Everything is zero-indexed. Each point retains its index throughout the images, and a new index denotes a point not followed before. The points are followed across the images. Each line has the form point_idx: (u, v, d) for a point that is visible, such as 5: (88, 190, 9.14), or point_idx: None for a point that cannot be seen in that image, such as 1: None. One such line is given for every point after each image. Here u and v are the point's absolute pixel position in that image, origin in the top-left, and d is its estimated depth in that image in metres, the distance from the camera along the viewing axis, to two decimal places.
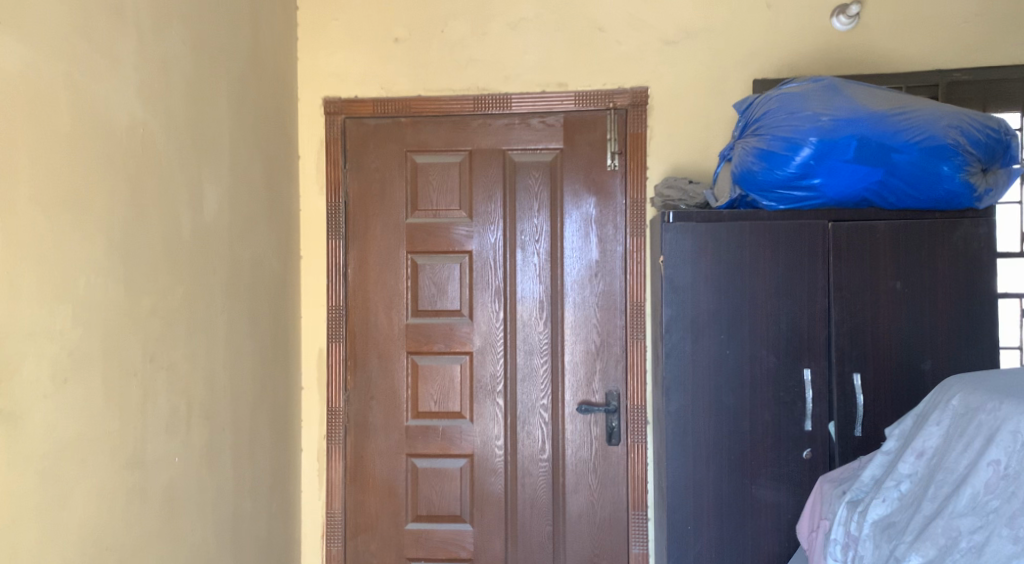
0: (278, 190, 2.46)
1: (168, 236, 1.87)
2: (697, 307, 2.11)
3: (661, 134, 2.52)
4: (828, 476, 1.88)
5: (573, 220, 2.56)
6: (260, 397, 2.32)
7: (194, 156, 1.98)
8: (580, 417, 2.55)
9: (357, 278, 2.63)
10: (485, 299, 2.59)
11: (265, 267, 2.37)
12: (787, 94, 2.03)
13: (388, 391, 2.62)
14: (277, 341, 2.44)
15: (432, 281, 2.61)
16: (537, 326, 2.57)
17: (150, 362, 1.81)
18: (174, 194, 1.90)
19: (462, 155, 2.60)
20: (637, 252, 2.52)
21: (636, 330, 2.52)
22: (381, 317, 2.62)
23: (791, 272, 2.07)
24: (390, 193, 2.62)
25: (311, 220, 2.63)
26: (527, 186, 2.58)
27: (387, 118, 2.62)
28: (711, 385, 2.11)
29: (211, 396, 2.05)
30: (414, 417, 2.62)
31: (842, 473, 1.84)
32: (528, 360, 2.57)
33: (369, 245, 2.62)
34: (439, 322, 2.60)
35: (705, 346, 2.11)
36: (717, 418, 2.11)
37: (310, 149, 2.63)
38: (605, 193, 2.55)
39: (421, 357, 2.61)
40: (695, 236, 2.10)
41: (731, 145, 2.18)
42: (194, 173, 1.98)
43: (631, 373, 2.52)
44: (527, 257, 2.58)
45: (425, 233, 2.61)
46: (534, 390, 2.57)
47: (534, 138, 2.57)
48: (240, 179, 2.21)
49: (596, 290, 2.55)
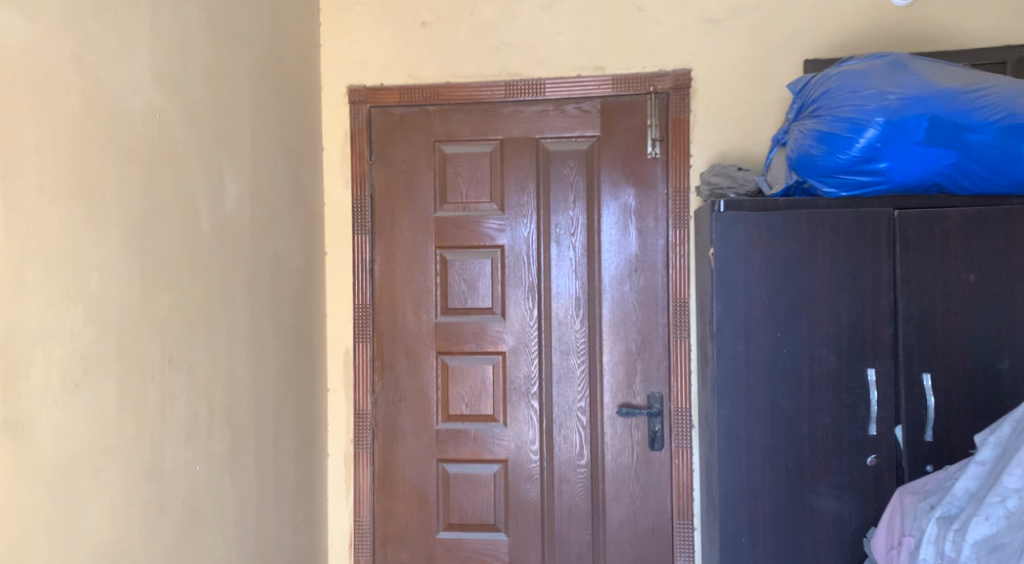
0: (301, 183, 2.34)
1: (187, 230, 1.75)
2: (749, 303, 1.97)
3: (705, 120, 2.37)
4: (907, 486, 1.73)
5: (611, 212, 2.42)
6: (284, 401, 2.20)
7: (214, 146, 1.86)
8: (620, 420, 2.41)
9: (383, 275, 2.50)
10: (519, 296, 2.45)
11: (289, 264, 2.24)
12: (849, 72, 1.89)
13: (417, 393, 2.49)
14: (301, 342, 2.32)
15: (462, 277, 2.48)
16: (574, 325, 2.43)
17: (169, 364, 1.69)
18: (193, 184, 1.77)
19: (493, 144, 2.47)
20: (680, 245, 2.37)
21: (680, 328, 2.37)
22: (409, 316, 2.49)
23: (853, 265, 1.92)
24: (418, 186, 2.49)
25: (336, 214, 2.51)
26: (562, 176, 2.44)
27: (414, 106, 2.49)
28: (766, 387, 1.97)
29: (233, 400, 1.93)
30: (444, 421, 2.48)
31: (925, 485, 1.69)
32: (565, 360, 2.44)
33: (395, 240, 2.49)
34: (470, 321, 2.47)
35: (758, 345, 1.97)
36: (772, 422, 1.97)
37: (334, 140, 2.50)
38: (645, 183, 2.40)
39: (451, 357, 2.48)
40: (746, 227, 1.96)
41: (786, 129, 2.04)
42: (214, 164, 1.85)
43: (674, 374, 2.37)
44: (563, 251, 2.44)
45: (454, 227, 2.47)
46: (571, 392, 2.43)
47: (570, 125, 2.43)
48: (262, 171, 2.09)
49: (636, 286, 2.41)
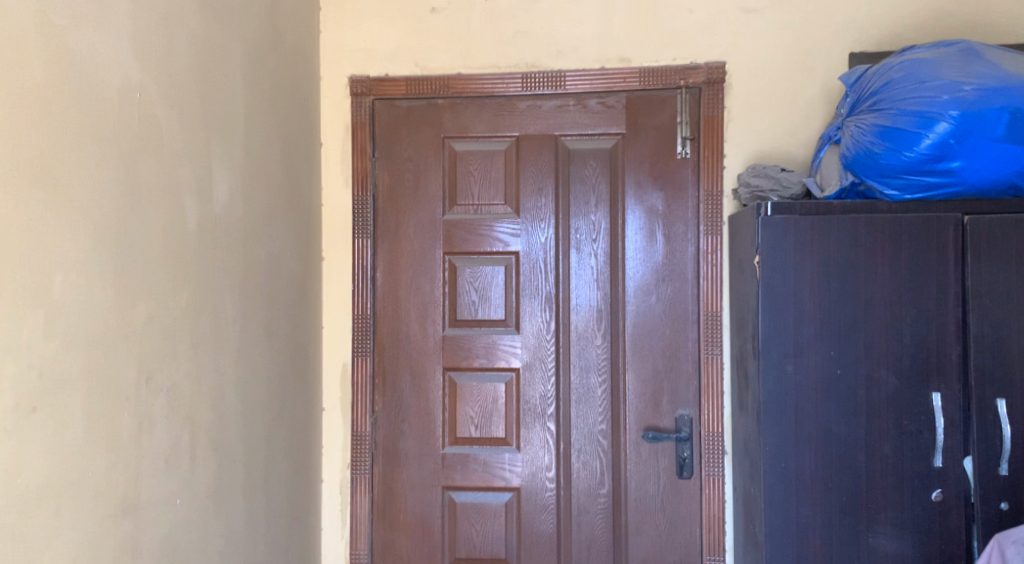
0: (299, 181, 2.12)
1: (172, 229, 1.53)
2: (801, 318, 1.77)
3: (740, 117, 2.18)
4: (1007, 532, 1.49)
5: (637, 217, 2.21)
6: (276, 423, 1.97)
7: (202, 134, 1.64)
8: (646, 445, 2.19)
9: (386, 284, 2.28)
10: (534, 308, 2.24)
11: (284, 270, 2.02)
12: (915, 61, 1.70)
13: (422, 413, 2.26)
14: (296, 356, 2.09)
15: (473, 286, 2.26)
16: (595, 340, 2.22)
17: (147, 383, 1.46)
18: (178, 177, 1.55)
19: (508, 141, 2.26)
20: (712, 253, 2.17)
21: (712, 345, 2.16)
22: (414, 329, 2.27)
23: (916, 276, 1.73)
24: (425, 186, 2.27)
25: (335, 217, 2.29)
26: (583, 177, 2.23)
27: (422, 99, 2.27)
28: (818, 412, 1.77)
29: (220, 423, 1.70)
30: (451, 444, 2.26)
31: None
32: (584, 378, 2.22)
33: (400, 245, 2.28)
34: (480, 334, 2.25)
35: (810, 364, 1.77)
36: (825, 451, 1.76)
37: (333, 135, 2.29)
38: (674, 186, 2.20)
39: (460, 374, 2.26)
40: (797, 233, 1.76)
41: (839, 126, 1.84)
42: (202, 154, 1.63)
43: (706, 395, 2.17)
44: (583, 260, 2.23)
45: (465, 232, 2.26)
46: (591, 414, 2.22)
47: (592, 122, 2.22)
48: (256, 164, 1.87)
49: (663, 297, 2.20)
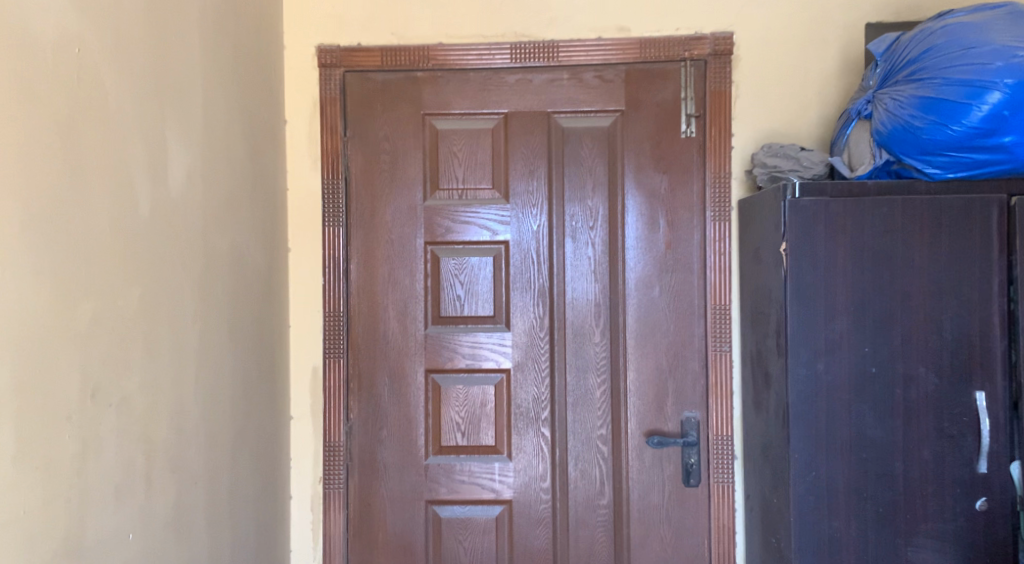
0: (262, 163, 1.89)
1: (122, 214, 1.29)
2: (832, 311, 1.60)
3: (748, 93, 2.00)
4: None
5: (638, 202, 2.02)
6: (242, 436, 1.74)
7: (155, 103, 1.39)
8: (649, 451, 2.01)
9: (360, 277, 2.05)
10: (526, 303, 2.04)
11: (248, 262, 1.78)
12: (958, 25, 1.54)
13: (403, 420, 2.05)
14: (262, 360, 1.86)
15: (457, 279, 2.05)
16: (593, 337, 2.03)
17: (92, 398, 1.21)
18: (128, 152, 1.30)
19: (495, 118, 2.05)
20: (719, 242, 1.99)
21: (720, 341, 1.99)
22: (392, 327, 2.05)
23: (959, 265, 1.57)
24: (403, 168, 2.05)
25: (302, 203, 2.05)
26: (578, 159, 2.04)
27: (399, 71, 2.04)
28: (852, 415, 1.60)
29: (181, 441, 1.46)
30: (435, 454, 2.05)
31: None
32: (581, 379, 2.03)
33: (376, 234, 2.05)
34: (466, 332, 2.05)
35: (842, 363, 1.60)
36: (859, 458, 1.60)
37: (299, 112, 2.05)
38: (678, 168, 2.02)
39: (444, 376, 2.05)
40: (828, 218, 1.59)
41: (870, 99, 1.68)
42: (156, 125, 1.39)
43: (714, 396, 1.99)
44: (580, 249, 2.04)
45: (448, 219, 2.05)
46: (590, 418, 2.02)
47: (588, 98, 2.03)
48: (216, 141, 1.63)
49: (666, 289, 2.02)
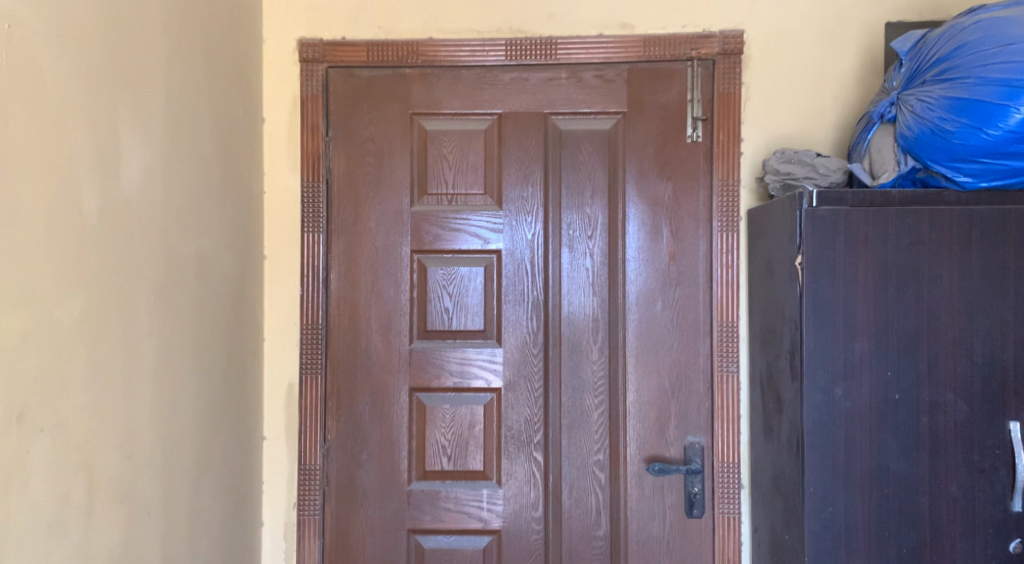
0: (235, 163, 1.75)
1: (52, 215, 1.16)
2: (851, 331, 1.46)
3: (759, 95, 1.87)
4: None
5: (639, 211, 1.89)
6: (207, 459, 1.60)
7: (97, 94, 1.26)
8: (649, 479, 1.87)
9: (341, 288, 1.91)
10: (519, 317, 1.90)
11: (217, 271, 1.64)
12: (994, 20, 1.41)
13: (385, 442, 1.90)
14: (231, 377, 1.71)
15: (446, 291, 1.91)
16: (591, 356, 1.89)
17: (18, 423, 1.09)
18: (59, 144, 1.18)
19: (489, 119, 1.92)
20: (727, 254, 1.86)
21: (727, 360, 1.85)
22: (375, 341, 1.91)
23: (991, 282, 1.43)
24: (389, 172, 1.91)
25: (280, 207, 1.91)
26: (576, 164, 1.90)
27: (386, 67, 1.91)
28: (873, 446, 1.45)
29: (131, 468, 1.32)
30: (419, 479, 1.91)
31: None
32: (577, 400, 1.88)
33: (359, 242, 1.91)
34: (454, 348, 1.91)
35: (862, 388, 1.46)
36: (880, 493, 1.45)
37: (279, 110, 1.91)
38: (683, 175, 1.88)
39: (430, 395, 1.91)
40: (849, 230, 1.46)
41: (894, 101, 1.54)
42: (95, 119, 1.26)
43: (720, 420, 1.85)
44: (577, 260, 1.90)
45: (436, 226, 1.91)
46: (586, 442, 1.88)
47: (588, 98, 1.89)
48: (180, 137, 1.49)
49: (670, 304, 1.88)
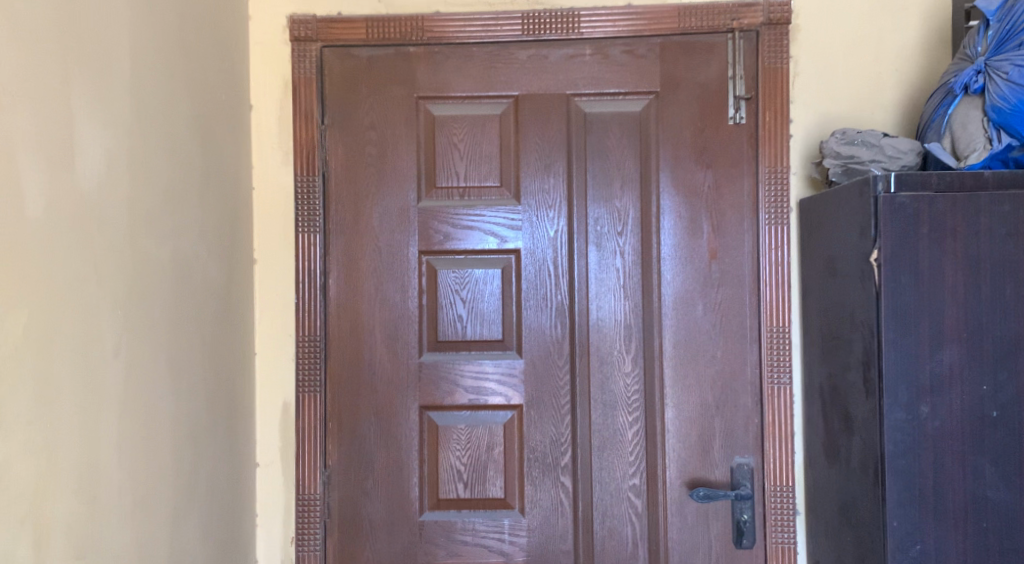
0: (218, 154, 1.53)
1: None
2: (939, 339, 1.25)
3: (810, 71, 1.66)
4: None
5: (675, 203, 1.67)
6: (190, 495, 1.39)
7: (37, 68, 1.05)
8: (692, 505, 1.66)
9: (341, 295, 1.70)
10: (543, 325, 1.68)
11: (199, 277, 1.43)
12: None
13: (393, 469, 1.69)
14: (217, 399, 1.50)
15: (459, 296, 1.70)
16: (623, 368, 1.67)
17: None
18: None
19: (504, 103, 1.70)
20: (776, 250, 1.65)
21: (777, 371, 1.64)
22: (380, 354, 1.69)
23: None
24: (393, 163, 1.70)
25: (271, 205, 1.70)
26: (604, 150, 1.69)
27: (387, 46, 1.70)
28: (967, 472, 1.24)
29: (93, 515, 1.11)
30: (431, 508, 1.69)
31: None
32: (609, 418, 1.67)
33: (359, 243, 1.70)
34: (469, 360, 1.69)
35: (952, 405, 1.24)
36: (977, 528, 1.23)
37: (269, 96, 1.70)
38: (725, 162, 1.67)
39: (442, 414, 1.69)
40: (934, 220, 1.24)
41: (980, 69, 1.31)
42: (37, 98, 1.04)
43: (771, 438, 1.64)
44: (606, 259, 1.68)
45: (446, 224, 1.70)
46: (620, 465, 1.67)
47: (616, 77, 1.68)
48: (149, 123, 1.28)
49: (711, 308, 1.66)
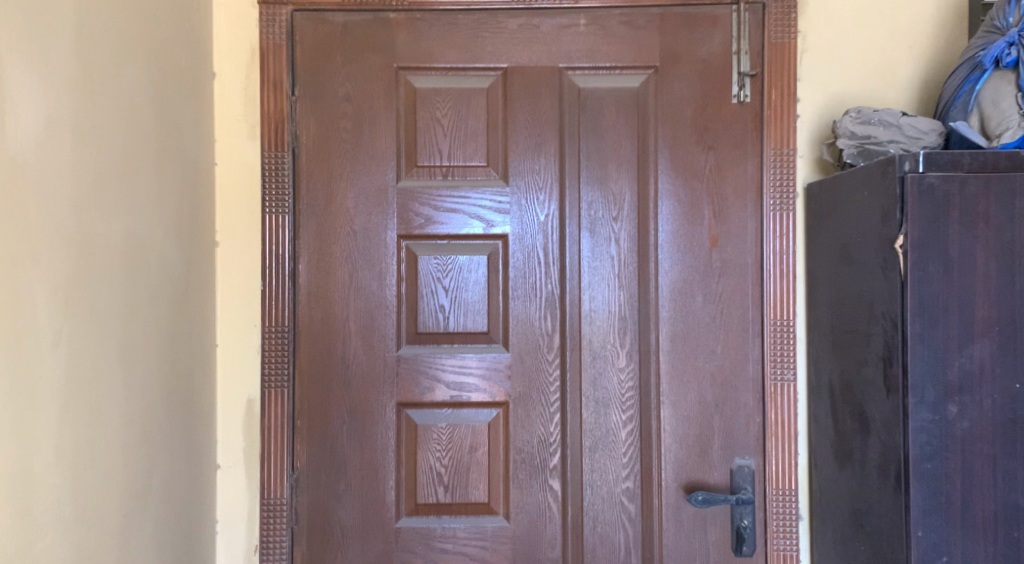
0: (177, 125, 1.39)
1: None
2: (969, 333, 1.15)
3: (818, 47, 1.55)
4: None
5: (674, 187, 1.56)
6: (142, 503, 1.24)
7: None
8: (689, 511, 1.55)
9: (311, 282, 1.56)
10: (531, 317, 1.56)
11: (154, 260, 1.29)
12: None
13: (367, 471, 1.56)
14: (174, 396, 1.36)
15: (440, 284, 1.57)
16: (617, 363, 1.56)
17: None
18: None
19: (492, 76, 1.58)
20: (781, 238, 1.54)
21: (781, 367, 1.54)
22: (354, 346, 1.56)
23: None
24: (370, 140, 1.56)
25: (236, 183, 1.56)
26: (598, 129, 1.57)
27: (365, 12, 1.56)
28: (998, 478, 1.14)
29: (25, 529, 0.97)
30: (408, 514, 1.56)
31: None
32: (601, 416, 1.56)
33: (333, 225, 1.56)
34: (451, 353, 1.57)
35: (982, 406, 1.14)
36: (1009, 539, 1.13)
37: (234, 63, 1.56)
38: (728, 143, 1.56)
39: (421, 412, 1.56)
40: (966, 205, 1.14)
41: (1013, 41, 1.23)
42: None
43: (773, 438, 1.54)
44: (599, 246, 1.57)
45: (428, 206, 1.57)
46: (612, 467, 1.56)
47: (612, 50, 1.56)
48: (98, 84, 1.13)
49: (712, 300, 1.55)
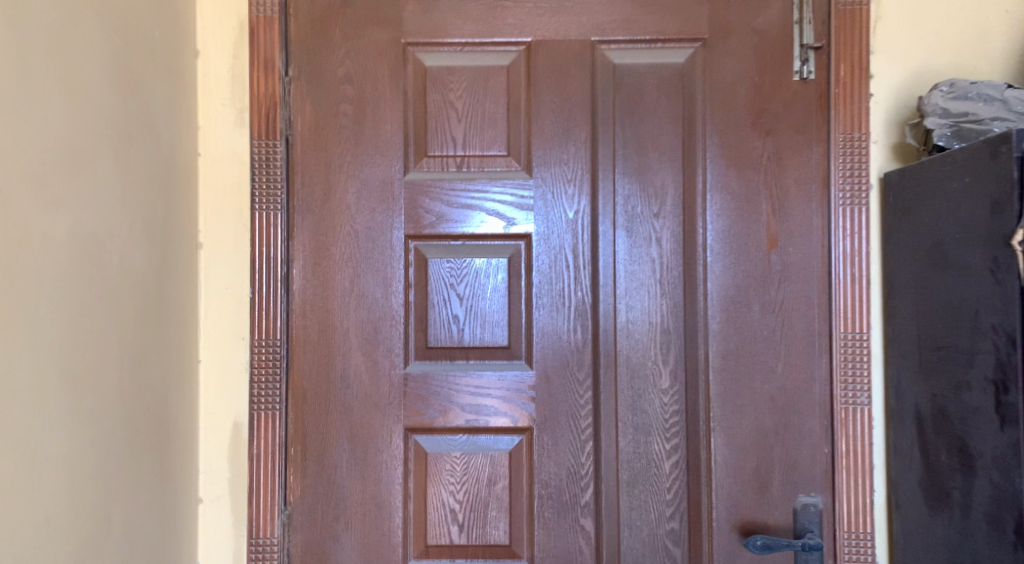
0: (147, 109, 1.19)
1: None
2: None
3: (896, 14, 1.32)
4: None
5: (727, 179, 1.34)
6: (97, 554, 1.04)
7: None
8: (745, 557, 1.32)
9: (307, 290, 1.36)
10: (560, 330, 1.35)
11: (114, 266, 1.09)
12: None
13: (370, 507, 1.35)
14: (141, 424, 1.16)
15: (454, 292, 1.36)
16: (659, 383, 1.34)
17: None
18: None
19: (513, 52, 1.37)
20: (852, 237, 1.31)
21: (853, 390, 1.30)
22: (355, 363, 1.36)
23: None
24: (374, 126, 1.36)
25: (220, 174, 1.35)
26: (638, 111, 1.35)
27: None
28: None
29: None
30: (418, 557, 1.35)
31: None
32: (641, 445, 1.34)
33: (331, 223, 1.36)
34: (466, 371, 1.36)
35: None
36: None
37: (218, 38, 1.36)
38: (788, 127, 1.34)
39: (432, 439, 1.36)
40: None
41: None
42: None
43: (845, 473, 1.30)
44: (639, 248, 1.35)
45: (440, 202, 1.36)
46: (654, 505, 1.34)
47: (653, 21, 1.35)
48: (36, 52, 0.94)
49: (770, 309, 1.33)
